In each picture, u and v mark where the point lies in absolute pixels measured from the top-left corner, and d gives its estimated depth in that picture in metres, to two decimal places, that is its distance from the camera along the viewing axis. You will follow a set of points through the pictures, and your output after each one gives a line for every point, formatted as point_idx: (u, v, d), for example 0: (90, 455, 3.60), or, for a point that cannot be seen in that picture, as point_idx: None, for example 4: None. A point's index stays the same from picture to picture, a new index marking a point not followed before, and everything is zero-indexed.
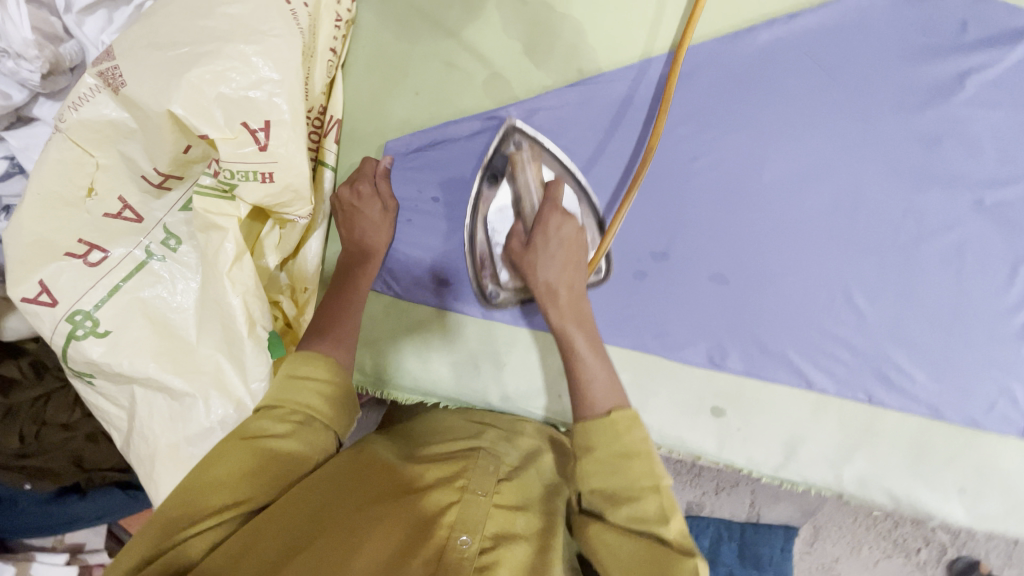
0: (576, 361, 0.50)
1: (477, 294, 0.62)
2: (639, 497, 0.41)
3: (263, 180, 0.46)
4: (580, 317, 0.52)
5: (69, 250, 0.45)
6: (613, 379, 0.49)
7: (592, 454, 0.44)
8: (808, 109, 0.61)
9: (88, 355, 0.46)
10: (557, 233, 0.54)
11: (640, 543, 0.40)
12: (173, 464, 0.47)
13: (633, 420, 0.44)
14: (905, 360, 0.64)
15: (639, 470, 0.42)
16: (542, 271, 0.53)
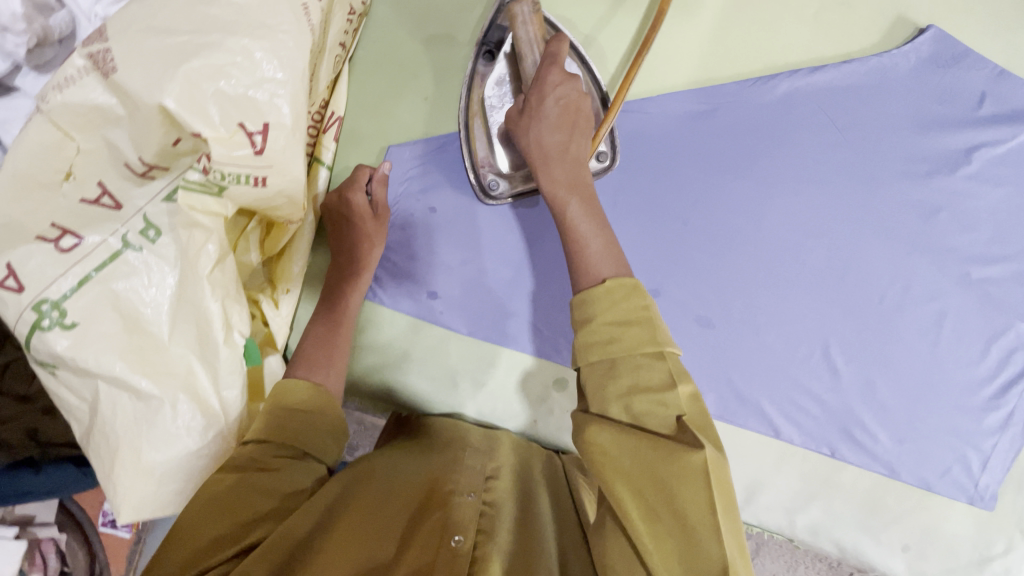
0: (571, 226, 0.49)
1: (476, 188, 0.58)
2: (642, 365, 0.41)
3: (255, 184, 0.43)
4: (576, 184, 0.51)
5: (40, 234, 0.42)
6: (608, 238, 0.48)
7: (591, 324, 0.43)
8: (817, 164, 0.61)
9: (52, 348, 0.43)
10: (555, 95, 0.51)
11: (639, 435, 0.39)
12: (135, 468, 0.45)
13: (631, 289, 0.44)
14: (872, 420, 0.66)
15: (634, 339, 0.41)
16: (539, 135, 0.51)
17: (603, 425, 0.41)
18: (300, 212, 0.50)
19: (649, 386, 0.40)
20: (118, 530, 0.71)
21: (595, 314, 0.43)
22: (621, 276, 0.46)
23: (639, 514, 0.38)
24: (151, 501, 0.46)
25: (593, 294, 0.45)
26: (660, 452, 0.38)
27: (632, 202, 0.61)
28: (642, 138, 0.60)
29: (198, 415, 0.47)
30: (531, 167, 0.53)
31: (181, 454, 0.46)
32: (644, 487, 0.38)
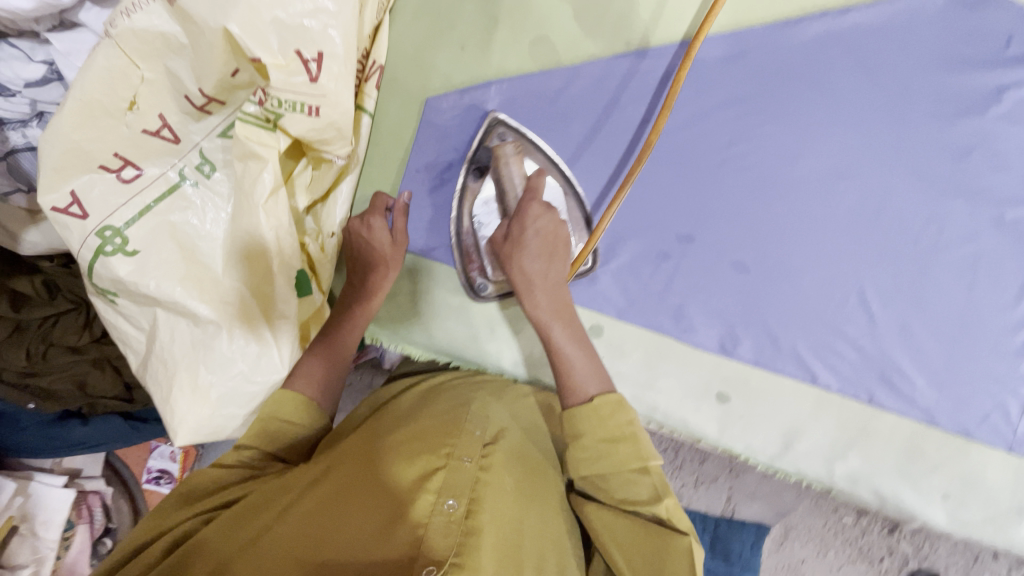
0: (558, 353, 0.54)
1: (465, 286, 0.62)
2: (632, 480, 0.48)
3: (309, 113, 0.45)
4: (559, 310, 0.56)
5: (103, 164, 0.44)
6: (593, 367, 0.54)
7: (580, 441, 0.50)
8: (848, 107, 0.61)
9: (115, 273, 0.45)
10: (535, 228, 0.56)
11: (634, 521, 0.48)
12: (192, 391, 0.48)
13: (617, 405, 0.51)
14: (909, 365, 0.65)
15: (625, 453, 0.49)
16: (520, 265, 0.55)
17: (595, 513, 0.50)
18: (349, 147, 0.51)
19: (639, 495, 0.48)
20: (160, 487, 0.81)
21: (587, 431, 0.50)
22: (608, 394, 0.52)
23: (624, 563, 0.46)
24: (207, 424, 0.49)
25: (578, 415, 0.51)
26: (653, 540, 0.46)
27: (666, 148, 0.62)
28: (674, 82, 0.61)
29: (253, 340, 0.49)
30: (515, 293, 0.57)
31: (234, 380, 0.48)
32: (634, 554, 0.46)
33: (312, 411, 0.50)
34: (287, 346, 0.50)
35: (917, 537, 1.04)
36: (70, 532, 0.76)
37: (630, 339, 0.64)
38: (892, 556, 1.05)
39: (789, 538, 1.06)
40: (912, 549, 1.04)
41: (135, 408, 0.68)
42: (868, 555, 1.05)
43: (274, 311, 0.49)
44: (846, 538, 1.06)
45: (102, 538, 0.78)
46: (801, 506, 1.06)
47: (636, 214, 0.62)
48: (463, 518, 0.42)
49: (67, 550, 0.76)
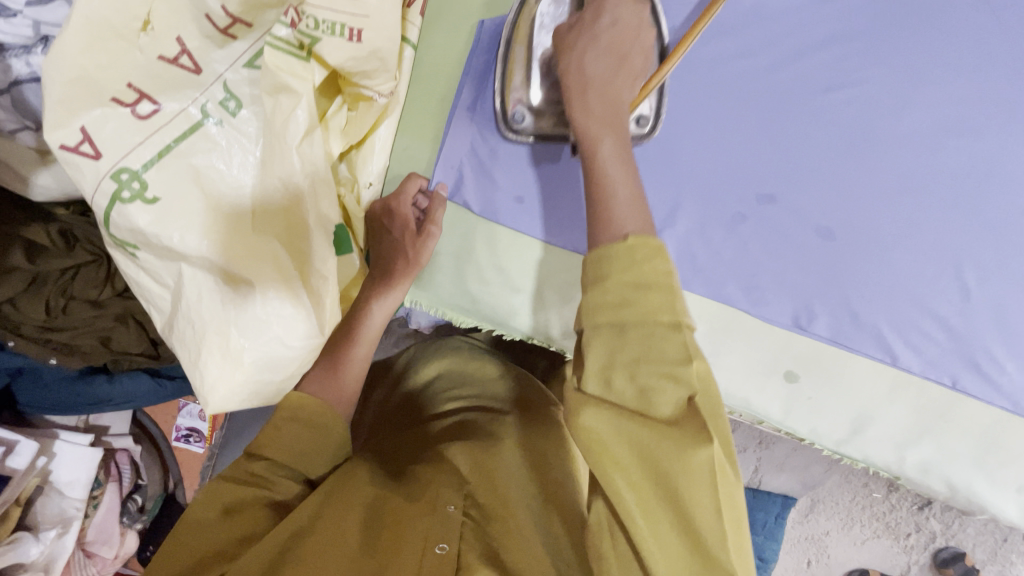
0: (598, 171, 0.45)
1: (496, 115, 0.52)
2: (658, 339, 0.38)
3: (349, 38, 0.39)
4: (611, 119, 0.46)
5: (116, 96, 0.38)
6: (636, 194, 0.44)
7: (603, 284, 0.40)
8: (967, 48, 0.53)
9: (134, 223, 0.40)
10: (612, 18, 0.46)
11: (639, 423, 0.39)
12: (224, 356, 0.43)
13: (654, 248, 0.40)
14: (1002, 349, 0.58)
15: (655, 303, 0.39)
16: (581, 60, 0.46)
17: (596, 412, 0.40)
18: (392, 83, 0.44)
19: (655, 359, 0.38)
20: (190, 444, 0.85)
21: (612, 273, 0.40)
22: (647, 234, 0.42)
23: (630, 492, 0.39)
24: (239, 392, 0.44)
25: (611, 251, 0.41)
26: (662, 449, 0.38)
27: (750, 93, 0.54)
28: (763, 14, 0.53)
29: (291, 302, 0.43)
30: (564, 95, 0.47)
31: (271, 345, 0.44)
32: (641, 478, 0.39)
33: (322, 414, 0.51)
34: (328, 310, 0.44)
35: (946, 515, 1.07)
36: (98, 491, 0.80)
37: (694, 310, 0.59)
38: (919, 534, 1.07)
39: (813, 511, 1.09)
40: (942, 528, 1.07)
41: (162, 364, 0.66)
42: (894, 531, 1.07)
43: (312, 272, 0.44)
44: (876, 514, 1.08)
45: (130, 495, 0.82)
46: (830, 479, 1.07)
47: (711, 169, 0.56)
48: (454, 557, 0.46)
49: (94, 509, 0.79)
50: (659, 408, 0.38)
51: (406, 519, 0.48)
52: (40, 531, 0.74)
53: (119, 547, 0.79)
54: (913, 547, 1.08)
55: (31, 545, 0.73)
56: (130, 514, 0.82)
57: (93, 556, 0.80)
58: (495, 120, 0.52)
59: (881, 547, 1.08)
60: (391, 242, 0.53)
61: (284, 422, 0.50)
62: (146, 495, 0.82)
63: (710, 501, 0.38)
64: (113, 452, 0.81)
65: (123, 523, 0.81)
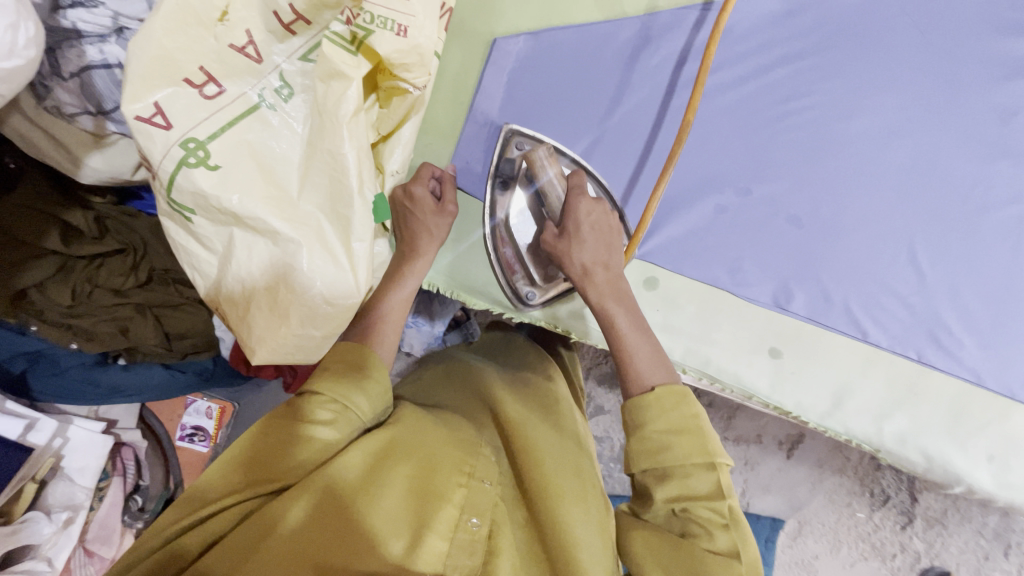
0: (623, 342, 0.56)
1: (511, 297, 0.62)
2: (690, 473, 0.49)
3: (398, 33, 0.46)
4: (619, 297, 0.57)
5: (188, 77, 0.43)
6: (654, 346, 0.56)
7: (644, 429, 0.51)
8: (899, 64, 0.63)
9: (197, 185, 0.44)
10: (590, 223, 0.57)
11: (679, 551, 0.47)
12: (269, 312, 0.50)
13: (676, 395, 0.51)
14: (957, 323, 0.66)
15: (686, 446, 0.49)
16: (578, 257, 0.57)
17: (644, 534, 0.49)
18: (426, 78, 0.51)
19: (693, 493, 0.48)
20: (193, 445, 0.86)
21: (649, 420, 0.51)
22: (672, 385, 0.52)
23: None
24: (283, 341, 0.51)
25: (645, 402, 0.52)
26: (700, 560, 0.46)
27: (723, 101, 0.63)
28: (731, 36, 0.63)
29: (333, 264, 0.48)
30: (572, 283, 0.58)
31: (312, 301, 0.49)
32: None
33: (363, 359, 0.53)
34: (362, 270, 0.49)
35: (928, 534, 1.09)
36: (104, 483, 0.81)
37: (684, 293, 0.65)
38: (904, 554, 1.09)
39: (801, 534, 1.11)
40: (925, 548, 1.09)
41: (174, 359, 0.67)
42: (881, 552, 1.10)
43: (349, 236, 0.48)
44: (862, 535, 1.10)
45: (133, 494, 0.82)
46: (815, 501, 1.11)
47: (693, 165, 0.64)
48: (484, 536, 0.50)
49: (99, 503, 0.80)
50: (705, 532, 0.47)
51: (446, 490, 0.50)
52: (51, 513, 0.74)
53: (118, 548, 0.80)
54: (899, 568, 1.10)
55: (44, 525, 0.72)
56: (131, 513, 0.81)
57: (93, 554, 0.79)
58: (509, 298, 0.63)
59: (870, 568, 1.10)
60: (414, 220, 0.59)
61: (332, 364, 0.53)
62: (148, 495, 0.82)
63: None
64: (120, 445, 0.82)
65: (123, 523, 0.81)
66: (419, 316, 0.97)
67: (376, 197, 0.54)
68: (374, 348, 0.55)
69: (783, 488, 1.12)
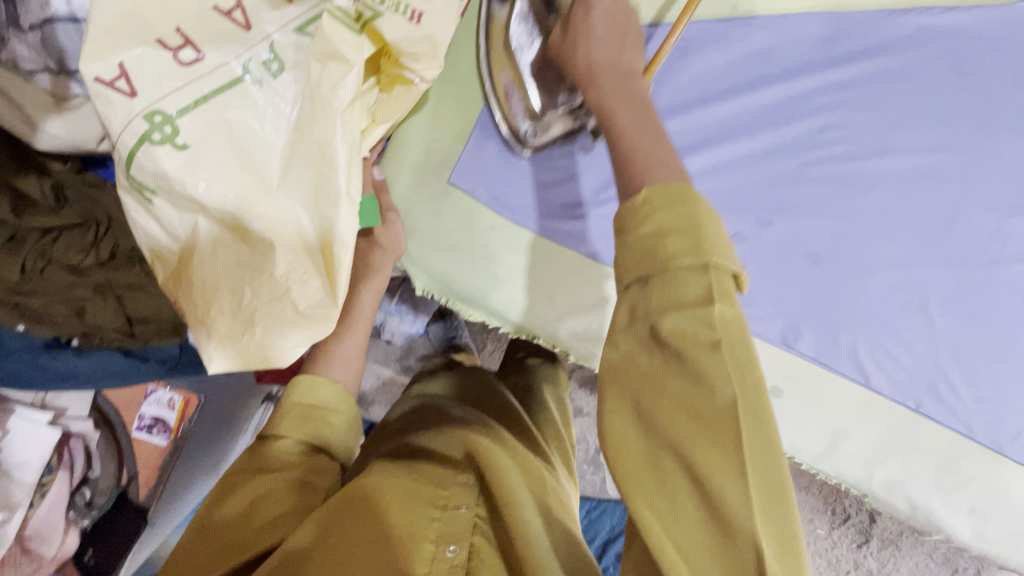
0: (625, 129, 0.42)
1: (507, 138, 0.56)
2: (678, 278, 0.34)
3: (410, 19, 0.41)
4: (625, 93, 0.44)
5: (162, 38, 0.38)
6: (660, 147, 0.41)
7: (632, 237, 0.37)
8: (939, 105, 0.60)
9: (160, 165, 0.38)
10: (599, 5, 0.46)
11: (667, 414, 0.33)
12: (233, 313, 0.44)
13: (681, 195, 0.36)
14: (957, 375, 0.65)
15: (678, 247, 0.34)
16: (587, 53, 0.46)
17: (622, 410, 0.34)
18: (435, 70, 0.46)
19: (680, 307, 0.33)
20: (151, 436, 0.82)
21: (632, 229, 0.37)
22: (670, 182, 0.38)
23: (652, 515, 0.32)
24: (244, 348, 0.44)
25: (632, 210, 0.37)
26: (693, 432, 0.31)
27: (751, 122, 0.59)
28: (771, 56, 0.59)
29: (309, 268, 0.43)
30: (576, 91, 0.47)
31: (281, 308, 0.44)
32: (668, 480, 0.32)
33: (331, 392, 0.49)
34: (341, 280, 0.43)
35: (882, 554, 1.10)
36: (48, 478, 0.75)
37: None
38: (857, 571, 1.10)
39: None
40: (876, 566, 1.10)
41: (136, 343, 0.60)
42: (835, 567, 1.11)
43: (330, 241, 0.43)
44: (819, 550, 1.11)
45: (79, 488, 0.78)
46: None
47: (715, 188, 0.60)
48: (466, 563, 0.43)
49: (40, 499, 0.74)
50: (690, 379, 0.32)
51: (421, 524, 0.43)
52: None
53: (59, 546, 0.75)
54: None
55: None
56: (76, 508, 0.78)
57: (30, 553, 0.74)
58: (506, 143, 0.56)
59: None
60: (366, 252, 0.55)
61: (293, 406, 0.48)
62: (97, 489, 0.78)
63: (732, 465, 0.30)
64: (69, 437, 0.76)
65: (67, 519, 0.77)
66: (403, 305, 0.91)
67: (365, 197, 0.50)
68: (330, 374, 0.50)
69: None
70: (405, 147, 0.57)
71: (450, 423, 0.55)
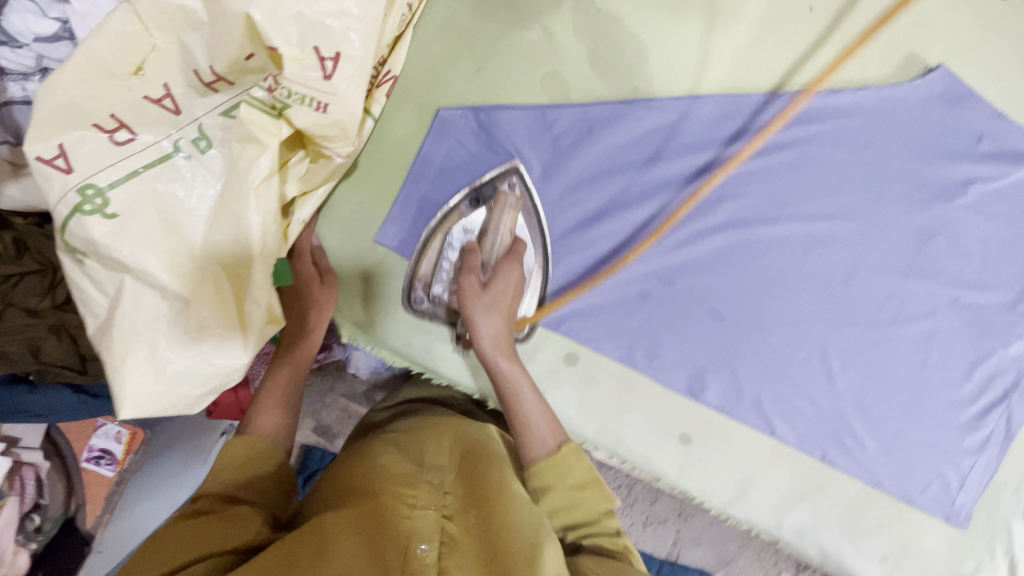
0: (511, 390, 0.55)
1: (403, 292, 0.62)
2: (596, 520, 0.50)
3: (316, 108, 0.47)
4: (509, 352, 0.56)
5: (98, 122, 0.44)
6: (535, 419, 0.54)
7: (548, 494, 0.50)
8: (832, 177, 0.65)
9: (89, 233, 0.44)
10: (504, 281, 0.57)
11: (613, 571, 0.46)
12: (148, 362, 0.48)
13: (579, 454, 0.52)
14: (862, 428, 0.68)
15: (592, 501, 0.50)
16: (479, 320, 0.55)
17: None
18: (349, 147, 0.52)
19: (583, 522, 0.50)
20: (99, 467, 0.76)
21: (558, 481, 0.50)
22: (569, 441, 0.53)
23: None
24: (155, 396, 0.48)
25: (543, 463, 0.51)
26: None
27: (656, 189, 0.64)
28: (673, 132, 0.64)
29: (220, 321, 0.48)
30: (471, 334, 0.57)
31: (194, 356, 0.49)
32: None
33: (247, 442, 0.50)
34: (252, 330, 0.50)
35: None
36: None
37: (604, 370, 0.65)
38: None
39: None
40: None
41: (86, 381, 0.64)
42: None
43: (244, 297, 0.49)
44: None
45: (29, 514, 0.73)
46: (743, 556, 0.94)
47: (626, 248, 0.64)
48: (437, 560, 0.40)
49: None
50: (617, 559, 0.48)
51: (384, 521, 0.42)
52: None
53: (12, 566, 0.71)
54: None
55: None
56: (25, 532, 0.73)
57: None
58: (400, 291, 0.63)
59: None
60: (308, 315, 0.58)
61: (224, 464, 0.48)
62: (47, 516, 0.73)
63: None
64: (20, 465, 0.72)
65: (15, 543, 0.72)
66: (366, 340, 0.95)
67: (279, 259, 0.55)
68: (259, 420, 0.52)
69: (715, 541, 0.93)
70: (334, 207, 0.63)
71: (434, 420, 0.57)
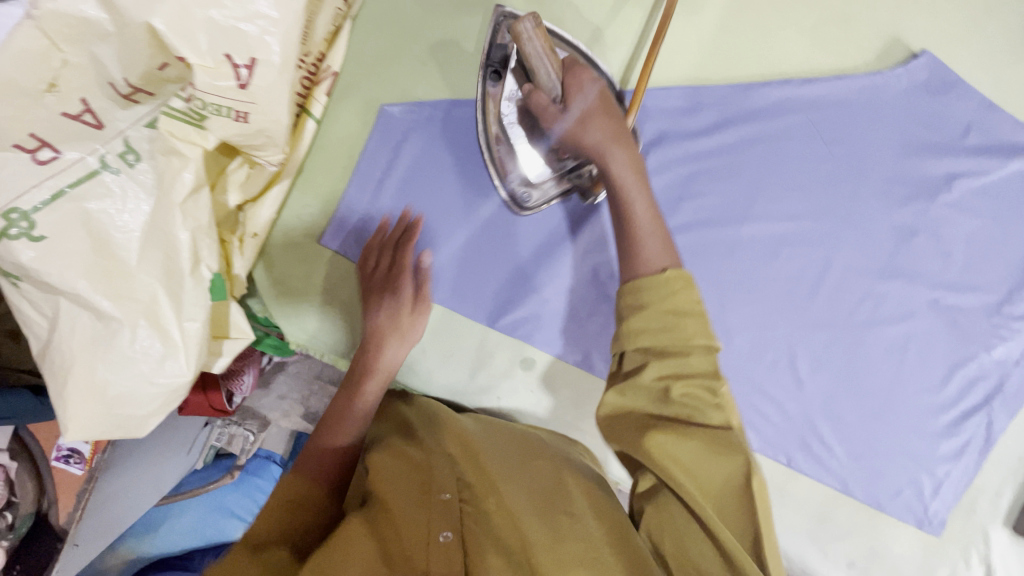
0: (630, 194, 0.52)
1: (510, 203, 0.59)
2: (687, 352, 0.46)
3: (235, 118, 0.46)
4: (620, 138, 0.53)
5: (17, 143, 0.40)
6: (657, 219, 0.52)
7: (644, 311, 0.48)
8: (801, 175, 0.62)
9: (17, 258, 0.42)
10: (581, 94, 0.53)
11: (698, 434, 0.44)
12: (89, 384, 0.48)
13: (686, 281, 0.49)
14: (830, 433, 0.66)
15: (691, 328, 0.47)
16: (584, 136, 0.53)
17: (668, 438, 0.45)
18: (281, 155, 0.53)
19: (668, 352, 0.46)
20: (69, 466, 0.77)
21: (637, 325, 0.48)
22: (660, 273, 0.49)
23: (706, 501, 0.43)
24: (103, 416, 0.49)
25: (655, 282, 0.49)
26: (718, 449, 0.44)
27: None
28: None
29: (159, 340, 0.48)
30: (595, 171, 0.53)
31: (137, 378, 0.48)
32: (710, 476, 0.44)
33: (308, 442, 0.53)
34: (194, 346, 0.50)
35: None
36: None
37: (561, 375, 0.64)
38: None
39: None
40: None
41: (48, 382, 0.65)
42: None
43: (181, 315, 0.49)
44: None
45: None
46: None
47: (583, 249, 0.62)
48: (458, 547, 0.44)
49: None
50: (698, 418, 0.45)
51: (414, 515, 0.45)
52: None
53: None
54: None
55: None
56: None
57: None
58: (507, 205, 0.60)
59: None
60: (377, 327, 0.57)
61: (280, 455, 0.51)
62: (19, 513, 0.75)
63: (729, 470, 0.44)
64: None
65: None
66: None
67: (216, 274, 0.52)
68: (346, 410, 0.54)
69: None
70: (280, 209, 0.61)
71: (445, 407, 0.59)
